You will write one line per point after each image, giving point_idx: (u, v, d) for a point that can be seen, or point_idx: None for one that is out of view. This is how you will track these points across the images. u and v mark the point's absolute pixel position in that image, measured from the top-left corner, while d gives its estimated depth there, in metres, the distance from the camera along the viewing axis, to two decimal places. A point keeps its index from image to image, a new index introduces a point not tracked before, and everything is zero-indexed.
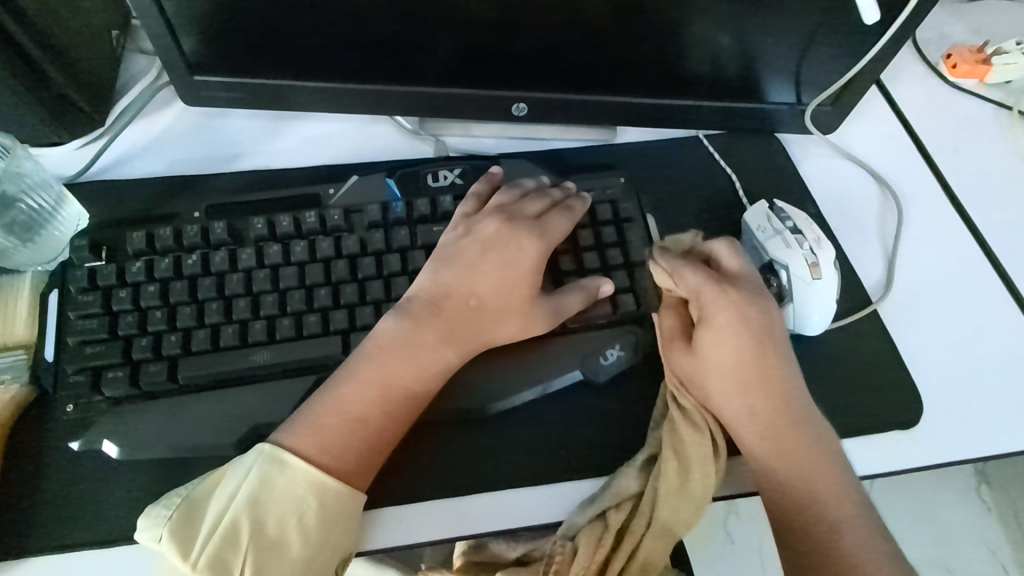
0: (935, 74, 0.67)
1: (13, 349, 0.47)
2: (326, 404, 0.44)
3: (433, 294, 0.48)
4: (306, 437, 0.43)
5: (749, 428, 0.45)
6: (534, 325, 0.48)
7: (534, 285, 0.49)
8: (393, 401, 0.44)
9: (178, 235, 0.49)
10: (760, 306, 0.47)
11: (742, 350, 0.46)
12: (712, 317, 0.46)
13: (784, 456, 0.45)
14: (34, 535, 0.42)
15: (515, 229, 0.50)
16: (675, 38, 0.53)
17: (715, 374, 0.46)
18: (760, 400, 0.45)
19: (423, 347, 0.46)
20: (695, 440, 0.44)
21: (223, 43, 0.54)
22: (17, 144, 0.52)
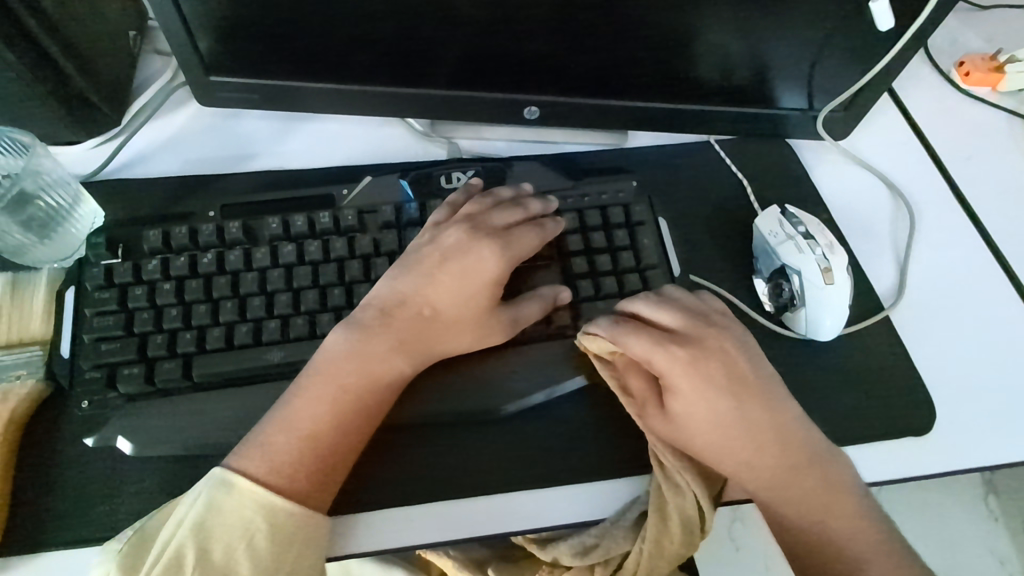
0: (947, 81, 0.67)
1: (29, 345, 0.47)
2: (277, 423, 0.43)
3: (388, 303, 0.47)
4: (256, 459, 0.41)
5: (748, 476, 0.44)
6: (490, 334, 0.48)
7: (491, 295, 0.48)
8: (345, 414, 0.44)
9: (193, 234, 0.49)
10: (718, 355, 0.45)
11: (715, 405, 0.44)
12: (674, 379, 0.44)
13: (787, 496, 0.44)
14: (47, 530, 0.42)
15: (477, 241, 0.49)
16: (688, 44, 0.54)
17: (698, 433, 0.44)
18: (754, 452, 0.44)
19: (376, 359, 0.45)
20: (681, 505, 0.43)
21: (239, 44, 0.55)
22: (37, 142, 0.52)
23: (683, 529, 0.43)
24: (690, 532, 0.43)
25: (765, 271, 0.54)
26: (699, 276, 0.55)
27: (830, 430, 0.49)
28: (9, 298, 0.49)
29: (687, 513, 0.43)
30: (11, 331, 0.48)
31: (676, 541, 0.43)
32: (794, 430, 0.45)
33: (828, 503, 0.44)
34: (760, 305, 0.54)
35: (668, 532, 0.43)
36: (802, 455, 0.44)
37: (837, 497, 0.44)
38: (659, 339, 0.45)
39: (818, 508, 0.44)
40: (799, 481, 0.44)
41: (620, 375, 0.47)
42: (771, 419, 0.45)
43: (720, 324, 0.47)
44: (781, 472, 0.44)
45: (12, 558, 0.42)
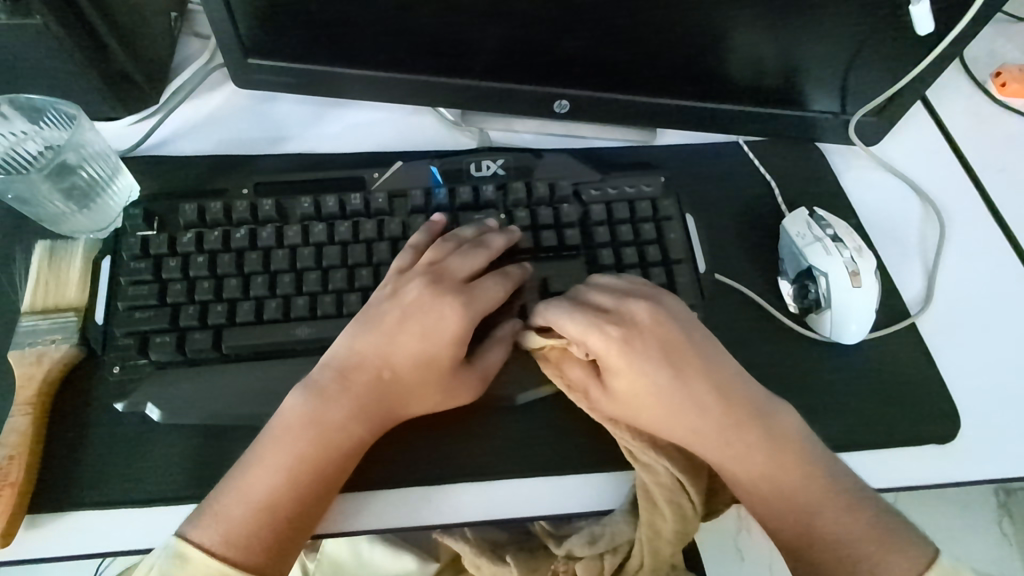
0: (982, 92, 0.66)
1: (65, 311, 0.48)
2: (232, 492, 0.41)
3: (345, 364, 0.45)
4: (209, 529, 0.40)
5: (700, 447, 0.44)
6: (456, 394, 0.45)
7: (456, 356, 0.45)
8: (303, 482, 0.42)
9: (227, 210, 0.50)
10: (654, 327, 0.45)
11: (651, 377, 0.44)
12: (607, 359, 0.44)
13: (743, 459, 0.44)
14: (75, 490, 0.43)
15: (440, 298, 0.46)
16: (723, 43, 0.53)
17: (640, 409, 0.44)
18: (696, 420, 0.44)
19: (333, 424, 0.43)
20: (658, 483, 0.44)
21: (277, 28, 0.55)
22: (83, 114, 0.52)
23: (671, 506, 0.44)
24: (679, 507, 0.45)
25: (791, 272, 0.54)
26: (724, 275, 0.55)
27: (851, 434, 0.49)
28: (46, 265, 0.49)
29: (665, 489, 0.44)
30: (46, 297, 0.48)
31: (668, 521, 0.45)
32: (733, 391, 0.45)
33: (785, 457, 0.44)
34: (785, 306, 0.54)
35: (657, 512, 0.44)
36: (744, 414, 0.44)
37: (793, 450, 0.44)
38: (587, 319, 0.44)
39: (774, 464, 0.44)
40: (750, 439, 0.44)
41: (561, 365, 0.46)
42: (710, 383, 0.45)
43: (652, 294, 0.47)
44: (731, 436, 0.44)
45: (41, 515, 0.43)
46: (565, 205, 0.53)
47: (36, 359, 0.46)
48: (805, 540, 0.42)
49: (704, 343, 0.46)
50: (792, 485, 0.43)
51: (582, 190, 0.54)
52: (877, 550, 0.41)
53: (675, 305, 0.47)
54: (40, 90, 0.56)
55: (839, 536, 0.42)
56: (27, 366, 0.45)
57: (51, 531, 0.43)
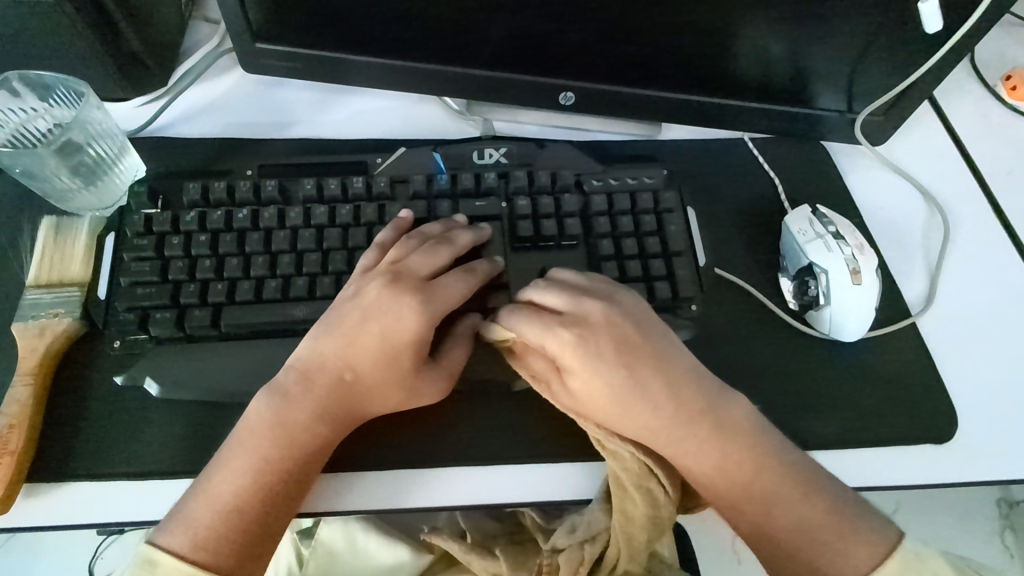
0: (992, 95, 0.66)
1: (68, 285, 0.48)
2: (200, 496, 0.41)
3: (307, 365, 0.45)
4: (178, 532, 0.40)
5: (656, 441, 0.44)
6: (421, 393, 0.45)
7: (416, 357, 0.44)
8: (269, 483, 0.42)
9: (230, 190, 0.51)
10: (607, 325, 0.45)
11: (607, 375, 0.44)
12: (564, 358, 0.44)
13: (697, 451, 0.44)
14: (73, 462, 0.44)
15: (399, 299, 0.45)
16: (729, 38, 0.53)
17: (597, 406, 0.44)
18: (652, 414, 0.44)
19: (297, 425, 0.43)
20: (626, 470, 0.43)
21: (285, 13, 0.56)
22: (90, 93, 0.53)
23: (639, 490, 0.44)
24: (648, 492, 0.44)
25: (792, 269, 0.54)
26: (724, 270, 0.55)
27: (847, 431, 0.49)
28: (52, 240, 0.50)
29: (632, 476, 0.44)
30: (51, 272, 0.49)
31: (637, 507, 0.44)
32: (689, 383, 0.45)
33: (740, 448, 0.44)
34: (784, 302, 0.54)
35: (625, 496, 0.44)
36: (697, 405, 0.44)
37: (749, 440, 0.44)
38: (543, 318, 0.44)
39: (729, 455, 0.43)
40: (705, 429, 0.44)
41: (525, 360, 0.46)
42: (664, 377, 0.45)
43: (607, 292, 0.46)
44: (685, 429, 0.44)
45: (40, 485, 0.44)
46: (566, 195, 0.53)
47: (40, 331, 0.46)
48: (761, 530, 0.43)
49: (663, 333, 0.46)
50: (756, 477, 0.43)
51: (583, 180, 0.54)
52: (851, 537, 0.41)
53: (632, 300, 0.47)
54: (52, 68, 0.57)
55: (800, 525, 0.42)
56: (30, 338, 0.46)
57: (49, 501, 0.43)
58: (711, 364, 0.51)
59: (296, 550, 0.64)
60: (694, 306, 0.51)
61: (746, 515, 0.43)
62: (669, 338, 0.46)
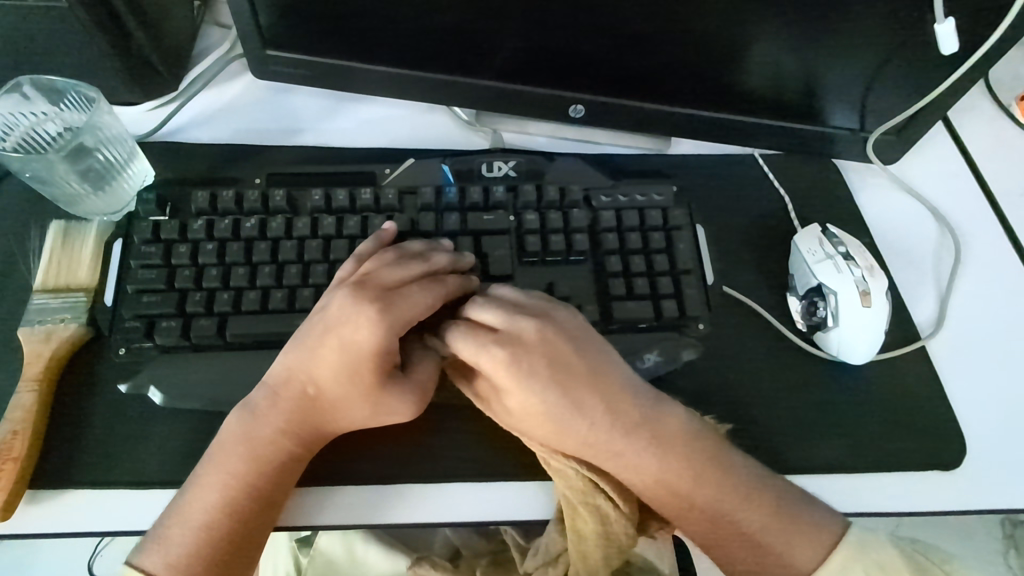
0: (1005, 114, 0.65)
1: (75, 291, 0.48)
2: (172, 515, 0.42)
3: (276, 380, 0.44)
4: (154, 551, 0.41)
5: (595, 456, 0.44)
6: (387, 407, 0.44)
7: (378, 370, 0.43)
8: (237, 502, 0.42)
9: (239, 199, 0.51)
10: (542, 344, 0.44)
11: (541, 396, 0.43)
12: (500, 380, 0.43)
13: (638, 466, 0.44)
14: (75, 469, 0.44)
15: (359, 308, 0.43)
16: (742, 54, 0.53)
17: (539, 425, 0.43)
18: (591, 433, 0.43)
19: (263, 441, 0.43)
20: (574, 486, 0.44)
21: (296, 20, 0.56)
22: (101, 98, 0.53)
23: (587, 507, 0.43)
24: (597, 508, 0.44)
25: (800, 289, 0.54)
26: (732, 288, 0.55)
27: (852, 454, 0.48)
28: (60, 244, 0.50)
29: (581, 493, 0.43)
30: (59, 276, 0.49)
31: (589, 525, 0.44)
32: (625, 399, 0.45)
33: (688, 463, 0.44)
34: (792, 322, 0.53)
35: (578, 515, 0.44)
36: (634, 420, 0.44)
37: (691, 450, 0.44)
38: (477, 339, 0.43)
39: (673, 469, 0.44)
40: (643, 442, 0.44)
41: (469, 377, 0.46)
42: (602, 395, 0.44)
43: (545, 308, 0.46)
44: (620, 444, 0.44)
45: (42, 491, 0.44)
46: (575, 210, 0.53)
47: (46, 336, 0.46)
48: (715, 541, 0.44)
49: (603, 347, 0.46)
50: (710, 491, 0.44)
51: (592, 195, 0.54)
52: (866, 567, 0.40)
53: (571, 317, 0.46)
54: (63, 71, 0.57)
55: (753, 536, 0.43)
56: (36, 343, 0.46)
57: (51, 508, 0.43)
58: (717, 384, 0.51)
59: (295, 558, 0.64)
60: (701, 325, 0.51)
61: (699, 527, 0.44)
62: (608, 351, 0.46)
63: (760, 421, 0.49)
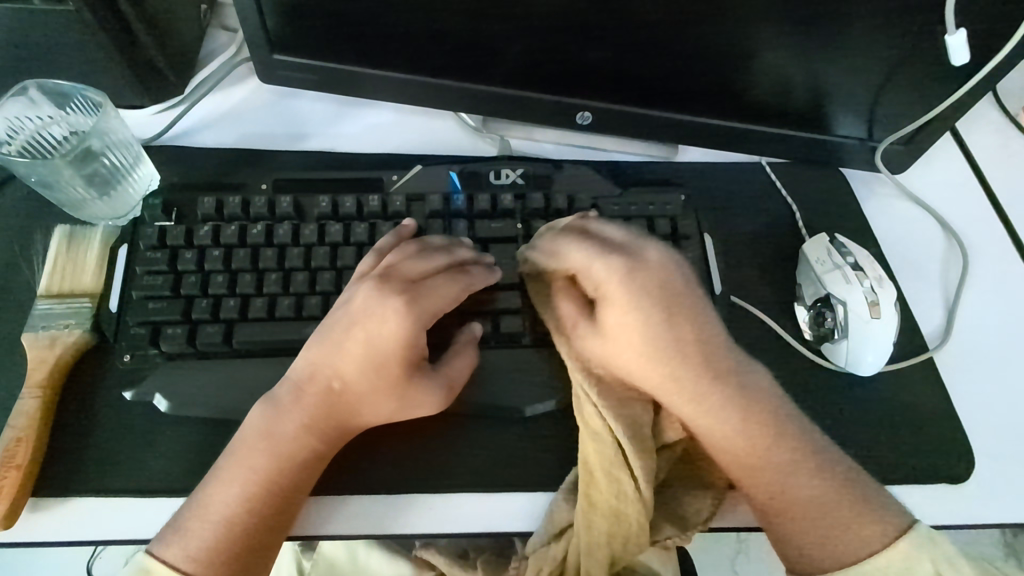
0: (1013, 125, 0.65)
1: (80, 297, 0.48)
2: (194, 507, 0.41)
3: (300, 376, 0.44)
4: (175, 543, 0.40)
5: (679, 398, 0.43)
6: (418, 400, 0.44)
7: (405, 364, 0.44)
8: (260, 497, 0.41)
9: (246, 205, 0.51)
10: (659, 274, 0.44)
11: (643, 318, 0.43)
12: (606, 293, 0.43)
13: (709, 412, 0.43)
14: (79, 477, 0.44)
15: (387, 300, 0.44)
16: (751, 63, 0.53)
17: (620, 351, 0.43)
18: (677, 371, 0.43)
19: (287, 437, 0.43)
20: (599, 451, 0.43)
21: (305, 25, 0.56)
22: (108, 102, 0.53)
23: (607, 475, 0.42)
24: (616, 481, 0.42)
25: (808, 299, 0.53)
26: (740, 298, 0.54)
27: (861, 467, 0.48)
28: (64, 249, 0.50)
29: (605, 461, 0.43)
30: (63, 282, 0.48)
31: (602, 496, 0.43)
32: (718, 345, 0.44)
33: (774, 421, 0.43)
34: (800, 333, 0.53)
35: (594, 482, 0.43)
36: (721, 368, 0.44)
37: (762, 405, 0.43)
38: (587, 253, 0.44)
39: (746, 424, 0.43)
40: (714, 390, 0.43)
41: (557, 296, 0.47)
42: (702, 336, 0.44)
43: (660, 250, 0.46)
44: (708, 390, 0.43)
45: (45, 499, 0.43)
46: (583, 219, 0.53)
47: (50, 342, 0.46)
48: (776, 503, 0.42)
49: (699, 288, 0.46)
50: (756, 454, 0.42)
51: (600, 203, 0.54)
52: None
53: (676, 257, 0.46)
54: (68, 74, 0.57)
55: (816, 505, 0.42)
56: (40, 349, 0.46)
57: (54, 515, 0.43)
58: None
59: (297, 562, 0.64)
60: None
61: (761, 492, 0.42)
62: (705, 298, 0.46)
63: None
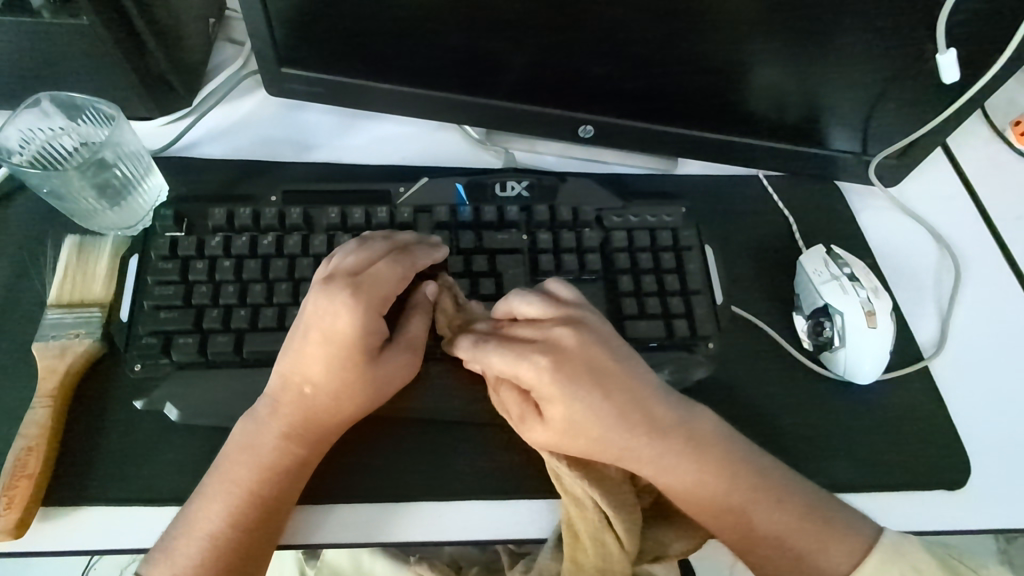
0: (1001, 139, 0.67)
1: (90, 306, 0.48)
2: (180, 525, 0.42)
3: (274, 388, 0.45)
4: (164, 562, 0.41)
5: (647, 467, 0.43)
6: (390, 378, 0.46)
7: (365, 349, 0.44)
8: (243, 511, 0.42)
9: (256, 216, 0.51)
10: (584, 352, 0.43)
11: (588, 410, 0.42)
12: (542, 396, 0.42)
13: (668, 465, 0.44)
14: (89, 486, 0.44)
15: (335, 292, 0.44)
16: (749, 79, 0.54)
17: (572, 438, 0.42)
18: (625, 443, 0.43)
19: (266, 447, 0.43)
20: (585, 520, 0.43)
21: (313, 39, 0.56)
22: (121, 114, 0.53)
23: (592, 540, 0.43)
24: (601, 543, 0.43)
25: (806, 309, 0.55)
26: (740, 308, 0.56)
27: (858, 472, 0.49)
28: (75, 259, 0.50)
29: (592, 529, 0.43)
30: (73, 291, 0.49)
31: (589, 557, 0.44)
32: (660, 400, 0.45)
33: (758, 478, 0.44)
34: (799, 342, 0.54)
35: (579, 546, 0.44)
36: (662, 421, 0.44)
37: (755, 482, 0.44)
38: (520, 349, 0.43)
39: (700, 467, 0.44)
40: (672, 438, 0.44)
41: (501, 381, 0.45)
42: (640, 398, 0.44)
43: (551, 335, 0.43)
44: (681, 461, 0.44)
45: (54, 508, 0.43)
46: (587, 230, 0.54)
47: (60, 351, 0.46)
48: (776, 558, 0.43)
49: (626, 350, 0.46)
50: (762, 524, 0.44)
51: (604, 215, 0.55)
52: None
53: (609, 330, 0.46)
54: (79, 87, 0.57)
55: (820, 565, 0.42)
56: (50, 358, 0.46)
57: (63, 525, 0.43)
58: (725, 401, 0.52)
59: (300, 571, 0.64)
60: (711, 344, 0.52)
61: (762, 545, 0.43)
62: (635, 359, 0.45)
63: (768, 439, 0.50)
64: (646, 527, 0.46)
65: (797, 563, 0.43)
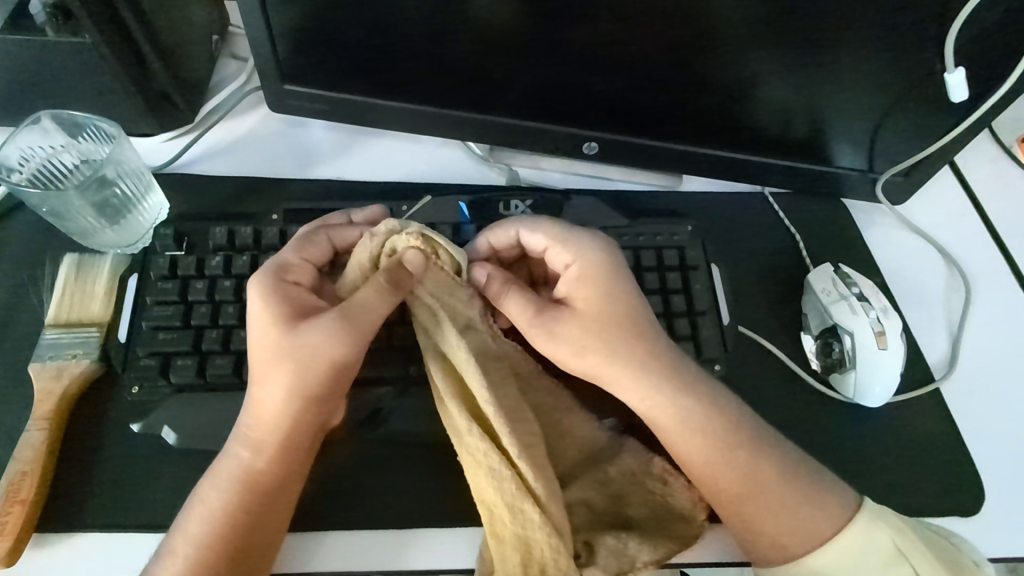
0: (1008, 156, 0.66)
1: (88, 326, 0.48)
2: (163, 549, 0.41)
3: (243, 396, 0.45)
4: None
5: (636, 391, 0.44)
6: (310, 347, 0.42)
7: (273, 323, 0.43)
8: (218, 530, 0.41)
9: (257, 235, 0.51)
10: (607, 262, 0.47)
11: (612, 304, 0.46)
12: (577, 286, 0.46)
13: (645, 392, 0.44)
14: (84, 513, 0.43)
15: (258, 274, 0.45)
16: (753, 97, 0.54)
17: (596, 328, 0.45)
18: (629, 345, 0.44)
19: (228, 458, 0.42)
20: (499, 488, 0.41)
21: (315, 57, 0.56)
22: (123, 134, 0.53)
23: (511, 512, 0.41)
24: (521, 514, 0.41)
25: (815, 328, 0.54)
26: (747, 328, 0.55)
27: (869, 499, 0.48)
28: (73, 278, 0.50)
29: (507, 495, 0.41)
30: (71, 311, 0.48)
31: (509, 528, 0.41)
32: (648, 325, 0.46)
33: (732, 449, 0.44)
34: (807, 363, 0.54)
35: (500, 520, 0.42)
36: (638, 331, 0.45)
37: (727, 440, 0.44)
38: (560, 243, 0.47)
39: (665, 391, 0.44)
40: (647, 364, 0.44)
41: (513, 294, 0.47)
42: (591, 292, 0.46)
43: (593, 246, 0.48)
44: (660, 387, 0.44)
45: (48, 535, 0.42)
46: None
47: (57, 372, 0.46)
48: (773, 533, 0.43)
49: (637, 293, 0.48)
50: (749, 483, 0.44)
51: (609, 234, 0.55)
52: None
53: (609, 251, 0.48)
54: (81, 105, 0.57)
55: (811, 532, 0.43)
56: (47, 380, 0.46)
57: (57, 553, 0.42)
58: None
59: None
60: (718, 366, 0.51)
61: (744, 509, 0.44)
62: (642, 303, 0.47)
63: None
64: (602, 533, 0.44)
65: (775, 547, 0.43)
